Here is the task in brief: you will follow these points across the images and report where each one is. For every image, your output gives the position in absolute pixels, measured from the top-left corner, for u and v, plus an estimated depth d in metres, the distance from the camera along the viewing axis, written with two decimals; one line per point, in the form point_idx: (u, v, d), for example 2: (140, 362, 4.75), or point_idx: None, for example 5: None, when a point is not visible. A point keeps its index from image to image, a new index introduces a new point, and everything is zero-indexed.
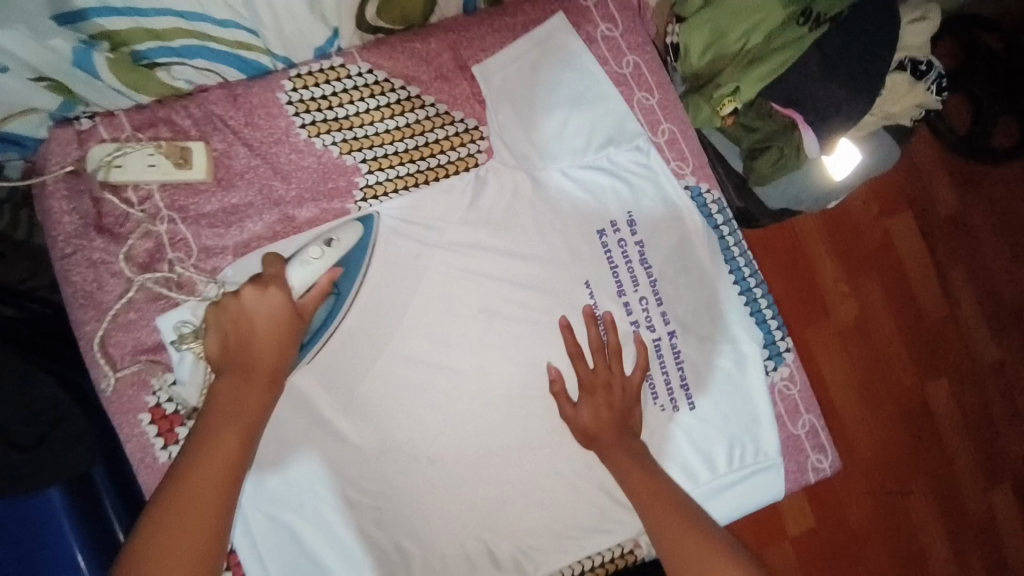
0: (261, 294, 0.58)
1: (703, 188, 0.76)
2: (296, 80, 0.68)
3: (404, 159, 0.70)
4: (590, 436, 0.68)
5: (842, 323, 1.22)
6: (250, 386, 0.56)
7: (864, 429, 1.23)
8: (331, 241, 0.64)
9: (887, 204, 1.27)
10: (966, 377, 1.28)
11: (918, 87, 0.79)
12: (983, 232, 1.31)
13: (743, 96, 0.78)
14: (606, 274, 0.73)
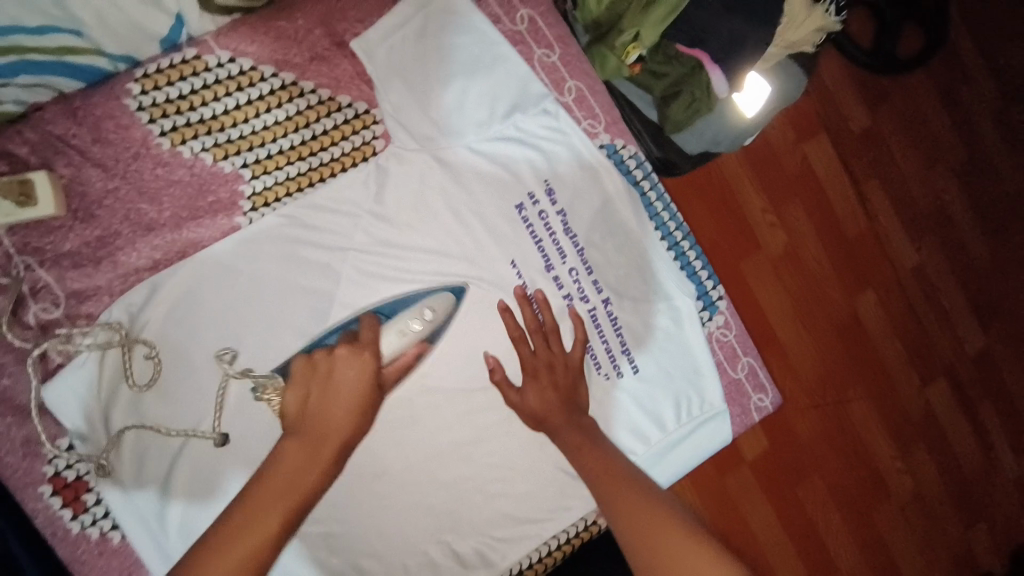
0: (354, 358, 0.55)
1: (619, 145, 0.74)
2: (144, 81, 0.60)
3: (290, 157, 0.64)
4: (539, 420, 0.66)
5: (774, 254, 1.04)
6: (314, 460, 0.50)
7: (806, 356, 1.05)
8: (428, 311, 0.63)
9: (801, 127, 1.08)
10: (895, 285, 1.13)
11: (816, 10, 0.77)
12: (897, 141, 1.17)
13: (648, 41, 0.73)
14: (530, 250, 0.70)
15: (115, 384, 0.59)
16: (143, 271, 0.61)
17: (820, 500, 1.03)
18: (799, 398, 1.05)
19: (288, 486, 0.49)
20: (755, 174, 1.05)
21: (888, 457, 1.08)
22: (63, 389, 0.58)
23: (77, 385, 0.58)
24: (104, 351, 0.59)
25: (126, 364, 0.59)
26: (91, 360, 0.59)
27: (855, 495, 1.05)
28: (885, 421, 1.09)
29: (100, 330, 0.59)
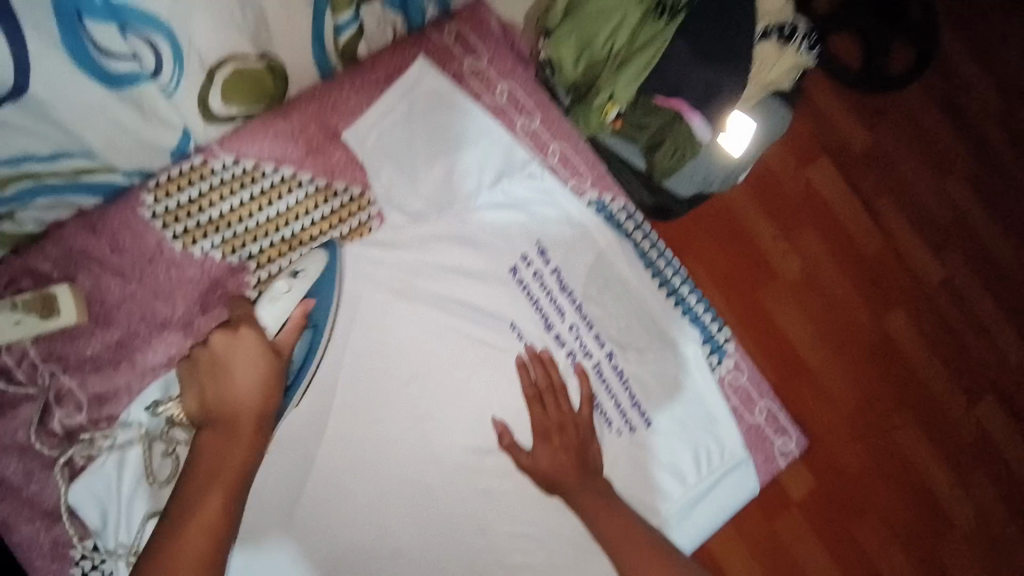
0: (233, 340, 0.58)
1: (607, 199, 0.75)
2: (156, 190, 0.64)
3: (292, 245, 0.67)
4: (554, 484, 0.65)
5: (791, 276, 1.04)
6: (234, 442, 0.55)
7: (839, 382, 1.02)
8: (297, 271, 0.63)
9: (802, 153, 1.08)
10: (932, 300, 1.07)
11: (787, 51, 0.79)
12: (903, 159, 1.10)
13: (620, 99, 0.77)
14: (529, 311, 0.71)
15: (137, 481, 0.60)
16: (162, 367, 0.63)
17: (877, 533, 0.97)
18: (838, 426, 1.01)
19: (216, 467, 0.54)
20: (761, 200, 1.06)
21: (942, 484, 1.01)
22: (90, 491, 0.60)
23: (101, 486, 0.60)
24: (126, 450, 0.61)
25: (147, 461, 0.60)
26: (114, 461, 0.61)
27: (914, 528, 0.98)
28: (933, 443, 1.02)
29: (122, 432, 0.61)
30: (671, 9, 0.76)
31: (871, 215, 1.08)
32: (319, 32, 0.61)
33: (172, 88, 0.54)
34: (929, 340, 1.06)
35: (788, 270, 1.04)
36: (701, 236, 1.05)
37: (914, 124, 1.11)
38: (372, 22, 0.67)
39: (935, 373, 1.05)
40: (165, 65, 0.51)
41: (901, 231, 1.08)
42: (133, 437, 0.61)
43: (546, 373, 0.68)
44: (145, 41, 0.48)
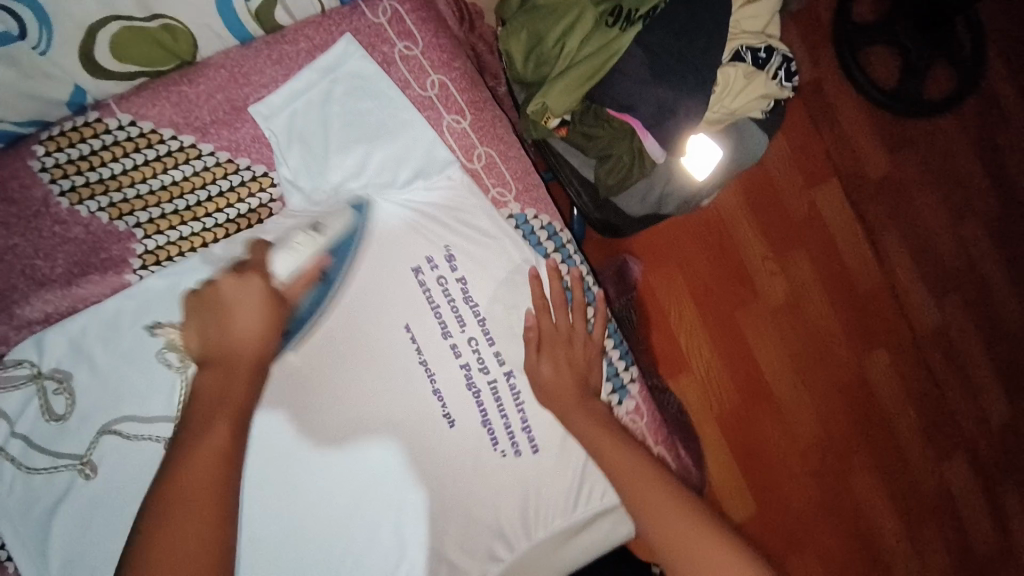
0: (240, 284, 0.57)
1: (529, 215, 0.71)
2: (48, 143, 0.61)
3: (185, 218, 0.65)
4: (550, 394, 0.68)
5: (775, 304, 1.31)
6: (233, 376, 0.54)
7: (803, 415, 1.31)
8: (318, 228, 0.64)
9: (812, 176, 1.34)
10: (903, 346, 1.37)
11: (759, 77, 0.72)
12: (915, 187, 1.39)
13: (554, 110, 0.71)
14: (428, 317, 0.68)
15: (36, 419, 0.63)
16: (39, 323, 0.63)
17: (814, 526, 1.29)
18: (796, 458, 1.30)
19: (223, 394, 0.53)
20: (761, 230, 1.31)
21: (871, 485, 1.32)
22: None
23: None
24: (20, 389, 0.63)
25: (43, 400, 0.63)
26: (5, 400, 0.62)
27: (840, 522, 1.30)
28: (870, 452, 1.33)
29: (12, 371, 0.62)
30: (628, 15, 0.68)
31: (864, 256, 1.36)
32: (224, 1, 0.60)
33: (45, 46, 0.53)
34: (897, 366, 1.36)
35: (774, 297, 1.31)
36: (707, 269, 1.29)
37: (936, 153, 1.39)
38: None
39: (892, 391, 1.36)
40: (30, 29, 0.51)
41: (897, 269, 1.38)
42: (25, 378, 0.63)
43: (575, 322, 0.70)
44: (9, 14, 0.50)
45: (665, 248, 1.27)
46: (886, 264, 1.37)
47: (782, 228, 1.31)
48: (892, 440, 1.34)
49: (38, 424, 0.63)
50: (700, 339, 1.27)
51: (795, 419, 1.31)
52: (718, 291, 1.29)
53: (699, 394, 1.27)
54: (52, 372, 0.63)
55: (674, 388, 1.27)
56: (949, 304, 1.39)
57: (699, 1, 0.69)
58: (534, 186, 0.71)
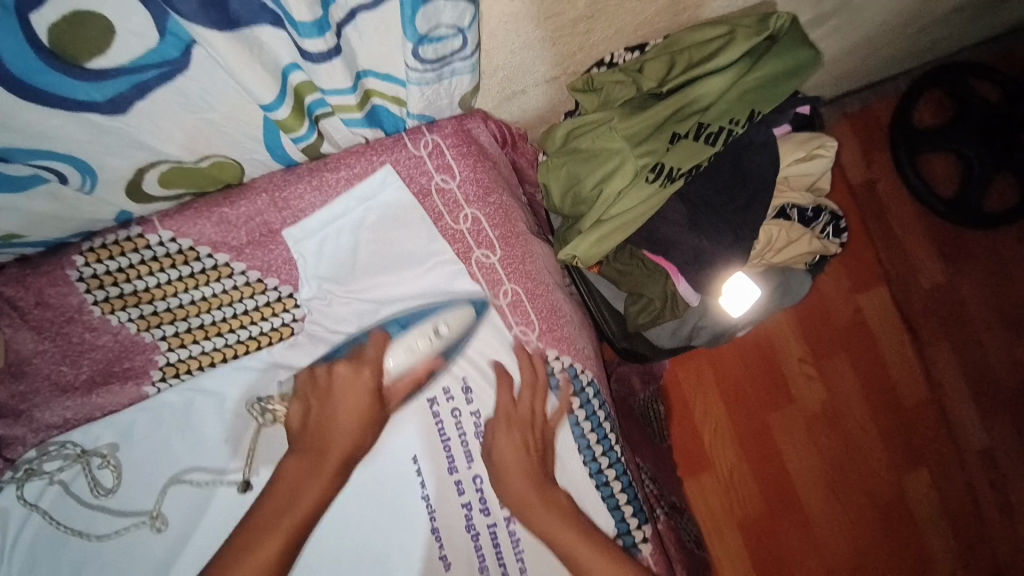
0: (352, 377, 0.64)
1: (550, 355, 0.69)
2: (89, 254, 0.63)
3: (210, 332, 0.67)
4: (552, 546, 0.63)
5: (807, 408, 1.27)
6: (316, 469, 0.62)
7: (832, 533, 1.24)
8: (439, 330, 0.66)
9: (859, 281, 1.31)
10: (950, 470, 1.27)
11: (805, 235, 0.71)
12: (970, 304, 1.30)
13: (579, 257, 0.69)
14: (436, 449, 0.70)
15: (81, 494, 0.66)
16: (57, 427, 0.65)
17: None
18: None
19: (293, 500, 0.60)
20: (799, 331, 1.29)
21: None
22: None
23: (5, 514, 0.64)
24: (65, 470, 0.65)
25: (89, 475, 0.65)
26: (48, 484, 0.65)
27: None
28: None
29: (56, 451, 0.65)
30: (669, 172, 0.66)
31: (910, 367, 1.29)
32: (273, 143, 0.59)
33: (89, 185, 0.54)
34: (939, 488, 1.26)
35: (807, 401, 1.27)
36: (739, 365, 1.27)
37: (994, 269, 1.31)
38: (339, 132, 0.63)
39: (933, 515, 1.26)
40: (72, 176, 0.52)
41: (947, 384, 1.29)
42: (69, 457, 0.65)
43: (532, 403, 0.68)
44: (53, 172, 0.50)
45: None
46: (935, 378, 1.29)
47: (820, 331, 1.28)
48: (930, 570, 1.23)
49: (71, 504, 0.65)
50: (725, 439, 1.25)
51: (820, 533, 1.24)
52: (748, 392, 1.26)
53: (719, 497, 1.24)
54: (95, 449, 0.66)
55: (694, 488, 1.24)
56: (1000, 429, 1.28)
57: (744, 156, 0.69)
58: (559, 327, 0.70)
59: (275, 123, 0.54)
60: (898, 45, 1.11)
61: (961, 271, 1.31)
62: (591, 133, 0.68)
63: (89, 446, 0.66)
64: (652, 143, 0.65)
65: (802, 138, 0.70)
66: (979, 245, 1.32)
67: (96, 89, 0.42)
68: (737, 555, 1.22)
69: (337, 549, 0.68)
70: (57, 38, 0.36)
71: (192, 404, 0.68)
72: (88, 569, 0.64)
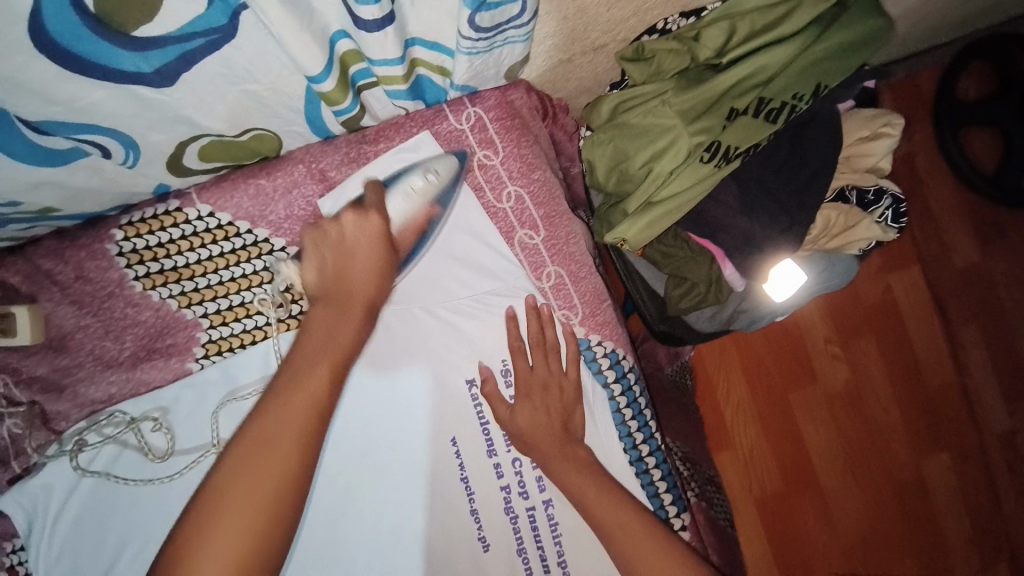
0: (363, 222, 0.57)
1: (593, 340, 0.67)
2: (126, 229, 0.62)
3: (250, 311, 0.65)
4: None
5: (830, 388, 1.25)
6: (345, 318, 0.55)
7: (849, 512, 1.24)
8: (431, 173, 0.62)
9: (891, 261, 1.27)
10: (971, 452, 1.26)
11: (863, 220, 0.68)
12: (1004, 285, 1.26)
13: (627, 238, 0.66)
14: (474, 433, 0.69)
15: (135, 458, 0.65)
16: (100, 403, 0.65)
17: None
18: (835, 556, 1.23)
19: (326, 342, 0.53)
20: (826, 311, 1.26)
21: None
22: (28, 501, 0.63)
23: (50, 488, 0.64)
24: (117, 434, 0.64)
25: (141, 439, 0.65)
26: (102, 448, 0.65)
27: None
28: (918, 558, 1.24)
29: (106, 420, 0.64)
30: (726, 152, 0.63)
31: (938, 348, 1.27)
32: (313, 115, 0.57)
33: (133, 160, 0.53)
34: (959, 471, 1.26)
35: (831, 381, 1.25)
36: (763, 344, 1.26)
37: None
38: (381, 104, 0.60)
39: (952, 497, 1.25)
40: (116, 151, 0.50)
41: (975, 367, 1.27)
42: (121, 424, 0.64)
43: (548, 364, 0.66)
44: (93, 145, 0.48)
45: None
46: (962, 360, 1.27)
47: (849, 311, 1.26)
48: (944, 549, 1.24)
49: (129, 463, 0.65)
50: (747, 419, 1.24)
51: (837, 512, 1.24)
52: (772, 371, 1.25)
53: (738, 475, 1.24)
54: (145, 414, 0.65)
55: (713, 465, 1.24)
56: None
57: (805, 137, 0.65)
58: (601, 310, 0.68)
59: (317, 93, 0.51)
60: (957, 12, 1.05)
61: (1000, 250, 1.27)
62: (641, 108, 0.65)
63: (138, 413, 0.65)
64: (707, 120, 0.62)
65: (869, 115, 0.67)
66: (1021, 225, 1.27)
67: (145, 60, 0.40)
68: (755, 533, 1.22)
69: (342, 500, 0.67)
70: (102, 5, 0.34)
71: (233, 383, 0.67)
72: (139, 536, 0.64)
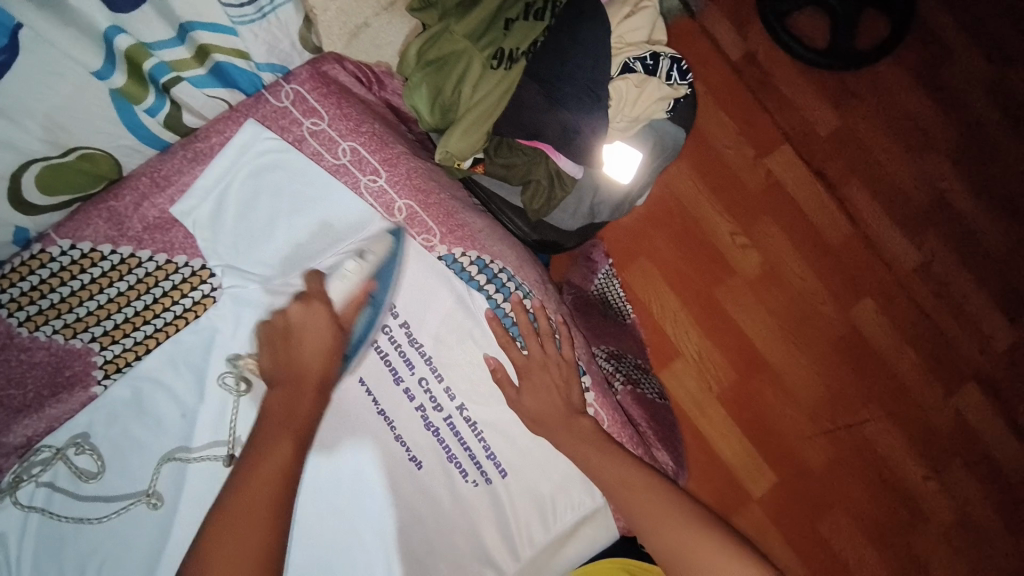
0: (307, 312, 0.64)
1: (457, 253, 0.73)
2: (0, 281, 0.64)
3: (137, 322, 0.69)
4: (541, 423, 0.70)
5: (749, 275, 1.24)
6: (299, 396, 0.61)
7: (804, 380, 1.25)
8: (365, 254, 0.69)
9: (763, 145, 1.27)
10: (891, 290, 1.29)
11: (651, 83, 0.77)
12: (872, 139, 1.31)
13: (454, 152, 0.75)
14: (377, 364, 0.73)
15: (71, 487, 0.67)
16: (22, 447, 0.67)
17: (841, 485, 1.23)
18: (804, 424, 1.24)
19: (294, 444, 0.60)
20: (719, 203, 1.25)
21: (886, 435, 1.26)
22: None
23: (4, 535, 0.65)
24: (46, 469, 0.67)
25: (72, 466, 0.67)
26: (36, 486, 0.67)
27: (868, 477, 1.24)
28: (879, 401, 1.26)
29: (34, 457, 0.66)
30: (510, 55, 0.72)
31: (829, 208, 1.28)
32: (133, 122, 0.64)
33: None
34: (887, 311, 1.28)
35: (747, 269, 1.24)
36: (675, 253, 1.23)
37: (885, 95, 1.32)
38: (194, 98, 0.68)
39: (888, 337, 1.28)
40: None
41: (868, 216, 1.30)
42: (47, 459, 0.66)
43: (544, 349, 0.72)
44: None
45: (633, 244, 1.23)
46: (856, 214, 1.30)
47: (739, 198, 1.25)
48: (899, 386, 1.27)
49: (64, 496, 0.67)
50: (686, 326, 1.23)
51: (794, 386, 1.25)
52: (691, 275, 1.23)
53: (695, 379, 1.23)
54: (69, 441, 0.68)
55: (668, 378, 1.23)
56: (928, 241, 1.30)
57: (580, 30, 0.74)
58: (459, 226, 0.74)
59: (118, 94, 0.59)
60: None
61: (854, 106, 1.32)
62: (434, 41, 0.72)
63: (62, 443, 0.68)
64: (490, 35, 0.71)
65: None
66: (863, 84, 1.32)
67: None
68: (728, 431, 1.22)
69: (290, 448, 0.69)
70: None
71: (162, 396, 0.71)
72: (94, 559, 0.66)
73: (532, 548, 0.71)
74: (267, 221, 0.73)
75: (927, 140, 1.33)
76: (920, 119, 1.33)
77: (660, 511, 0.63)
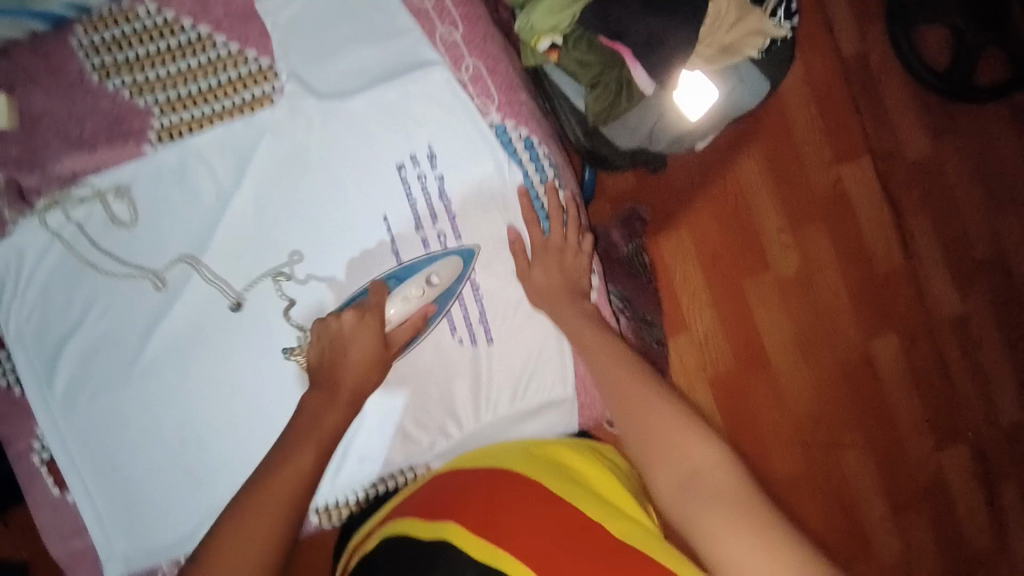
0: (361, 326, 0.67)
1: (509, 125, 0.74)
2: (88, 25, 0.70)
3: (197, 100, 0.72)
4: (543, 296, 0.72)
5: (781, 275, 1.21)
6: (333, 406, 0.65)
7: (799, 389, 1.22)
8: (432, 279, 0.71)
9: (842, 149, 1.21)
10: (918, 331, 1.25)
11: (753, 13, 0.78)
12: (956, 175, 1.25)
13: (535, 25, 0.77)
14: (401, 204, 0.74)
15: (102, 225, 0.72)
16: (68, 179, 0.72)
17: (798, 497, 1.22)
18: (785, 430, 1.22)
19: None
20: (776, 195, 1.20)
21: (860, 466, 1.24)
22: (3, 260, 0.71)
23: (24, 252, 0.71)
24: (83, 206, 0.71)
25: (107, 209, 0.71)
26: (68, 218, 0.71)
27: (828, 499, 1.23)
28: (865, 433, 1.24)
29: (76, 191, 0.71)
30: None
31: (885, 229, 1.23)
32: None
33: None
34: (906, 351, 1.25)
35: (782, 267, 1.21)
36: (716, 233, 1.19)
37: (981, 136, 1.25)
38: None
39: (898, 378, 1.25)
40: None
41: (922, 251, 1.25)
42: (87, 196, 0.71)
43: (568, 234, 0.74)
44: None
45: (677, 212, 1.17)
46: (911, 245, 1.25)
47: (801, 199, 1.20)
48: (892, 428, 1.25)
49: (89, 236, 0.71)
50: (703, 305, 1.19)
51: (787, 392, 1.22)
52: (725, 254, 1.19)
53: (694, 355, 1.19)
54: (111, 186, 0.72)
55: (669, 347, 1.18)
56: (973, 295, 1.26)
57: None
58: (517, 99, 0.75)
59: None
60: None
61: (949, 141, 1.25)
62: None
63: (104, 186, 0.72)
64: None
65: None
66: (964, 120, 1.25)
67: None
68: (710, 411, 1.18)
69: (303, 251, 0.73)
70: None
71: (205, 173, 0.73)
72: (99, 303, 0.71)
73: (493, 415, 0.75)
74: (337, 40, 0.73)
75: (1011, 193, 1.26)
76: (1013, 168, 1.25)
77: (643, 400, 0.62)
